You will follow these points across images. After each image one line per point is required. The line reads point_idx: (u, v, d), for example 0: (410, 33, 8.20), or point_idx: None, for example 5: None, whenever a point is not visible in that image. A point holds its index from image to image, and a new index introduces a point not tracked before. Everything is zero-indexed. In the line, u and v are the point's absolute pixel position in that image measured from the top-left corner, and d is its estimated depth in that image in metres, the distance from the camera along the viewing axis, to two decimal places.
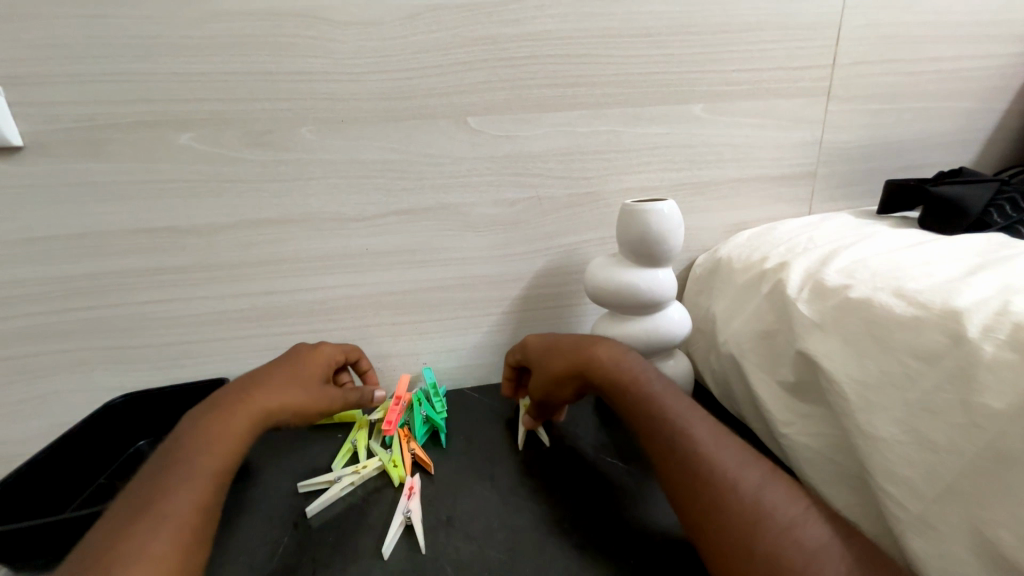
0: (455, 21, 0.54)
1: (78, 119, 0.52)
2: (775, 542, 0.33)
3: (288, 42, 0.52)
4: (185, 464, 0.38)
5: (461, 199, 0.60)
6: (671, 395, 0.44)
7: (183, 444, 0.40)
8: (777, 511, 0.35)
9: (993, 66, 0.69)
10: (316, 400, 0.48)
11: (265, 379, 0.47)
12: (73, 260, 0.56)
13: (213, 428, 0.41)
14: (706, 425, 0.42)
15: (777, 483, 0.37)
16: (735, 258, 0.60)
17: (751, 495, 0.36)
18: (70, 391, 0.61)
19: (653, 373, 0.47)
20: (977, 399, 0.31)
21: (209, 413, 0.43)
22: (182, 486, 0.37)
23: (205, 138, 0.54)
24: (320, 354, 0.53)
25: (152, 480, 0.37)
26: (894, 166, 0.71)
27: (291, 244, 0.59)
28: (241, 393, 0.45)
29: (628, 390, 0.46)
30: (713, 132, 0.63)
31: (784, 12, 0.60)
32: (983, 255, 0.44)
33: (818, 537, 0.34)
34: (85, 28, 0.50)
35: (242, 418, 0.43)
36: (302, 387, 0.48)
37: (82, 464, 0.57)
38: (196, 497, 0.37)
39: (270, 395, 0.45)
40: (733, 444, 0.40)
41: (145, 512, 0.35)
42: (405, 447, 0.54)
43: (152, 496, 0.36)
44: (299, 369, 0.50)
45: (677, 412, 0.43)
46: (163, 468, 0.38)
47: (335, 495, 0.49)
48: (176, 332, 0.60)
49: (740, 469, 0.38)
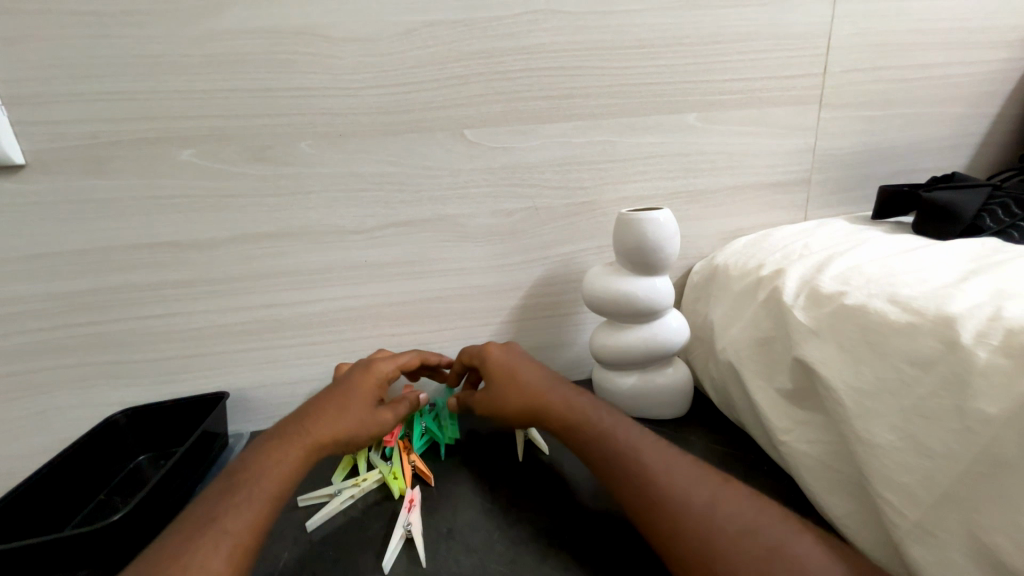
0: (452, 36, 0.55)
1: (81, 137, 0.52)
2: (734, 558, 0.33)
3: (286, 59, 0.53)
4: (245, 484, 0.39)
5: (459, 209, 0.61)
6: (617, 421, 0.46)
7: (244, 468, 0.41)
8: (729, 520, 0.36)
9: (982, 71, 0.70)
10: (371, 424, 0.47)
11: (319, 407, 0.46)
12: (74, 277, 0.56)
13: (272, 455, 0.42)
14: (656, 445, 0.43)
15: (727, 491, 0.38)
16: (731, 265, 0.61)
17: (699, 509, 0.37)
18: (71, 406, 0.61)
19: (598, 403, 0.48)
20: (971, 404, 0.32)
21: (270, 441, 0.43)
22: (243, 504, 0.38)
23: (206, 154, 0.54)
24: (372, 372, 0.50)
25: (213, 500, 0.38)
26: (887, 171, 0.71)
27: (291, 256, 0.59)
28: (299, 423, 0.45)
29: (580, 420, 0.46)
30: (707, 141, 0.64)
31: (774, 22, 0.61)
32: (976, 260, 0.44)
33: (769, 541, 0.34)
34: (88, 48, 0.50)
35: (300, 447, 0.43)
36: (356, 411, 0.47)
37: (82, 481, 0.56)
38: (251, 520, 0.37)
39: (324, 425, 0.44)
40: (683, 462, 0.41)
41: (204, 530, 0.36)
42: (405, 459, 0.54)
43: (210, 516, 0.37)
44: (353, 392, 0.48)
45: (625, 437, 0.44)
46: (226, 487, 0.39)
47: (335, 509, 0.49)
48: (177, 346, 0.60)
49: (690, 484, 0.39)
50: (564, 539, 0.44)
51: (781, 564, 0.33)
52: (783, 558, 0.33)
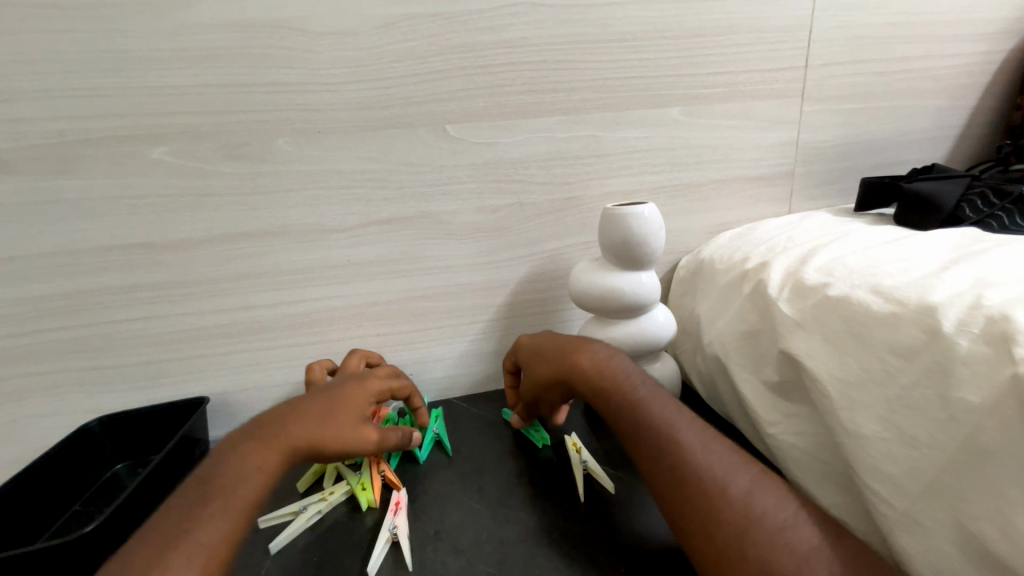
0: (432, 29, 0.54)
1: (46, 135, 0.50)
2: (768, 547, 0.33)
3: (261, 54, 0.52)
4: (221, 492, 0.38)
5: (443, 206, 0.60)
6: (657, 400, 0.44)
7: (219, 473, 0.39)
8: (768, 513, 0.35)
9: (960, 64, 0.71)
10: (354, 440, 0.45)
11: (304, 408, 0.45)
12: (42, 281, 0.54)
13: (249, 457, 0.40)
14: (691, 425, 0.42)
15: (766, 484, 0.37)
16: (717, 258, 0.61)
17: (738, 495, 0.36)
18: (44, 415, 0.59)
19: (632, 373, 0.47)
20: (954, 393, 0.32)
21: (248, 440, 0.42)
22: (218, 515, 0.36)
23: (179, 151, 0.53)
24: (363, 389, 0.49)
25: (185, 512, 0.36)
26: (869, 164, 0.72)
27: (271, 257, 0.58)
28: (281, 423, 0.43)
29: (609, 396, 0.45)
30: (692, 135, 0.64)
31: (756, 15, 0.61)
32: (958, 249, 0.44)
33: (808, 538, 0.34)
34: (50, 42, 0.48)
35: (277, 452, 0.41)
36: (342, 421, 0.45)
37: (57, 492, 0.55)
38: (227, 529, 0.36)
39: (306, 430, 0.43)
40: (721, 447, 0.40)
41: (177, 546, 0.34)
42: (375, 469, 0.52)
43: (183, 526, 0.35)
44: (343, 403, 0.47)
45: (661, 416, 0.42)
46: (198, 497, 0.37)
47: (301, 527, 0.47)
48: (154, 351, 0.59)
49: (729, 469, 0.38)
50: (554, 538, 0.44)
51: (817, 563, 0.32)
52: (820, 555, 0.33)
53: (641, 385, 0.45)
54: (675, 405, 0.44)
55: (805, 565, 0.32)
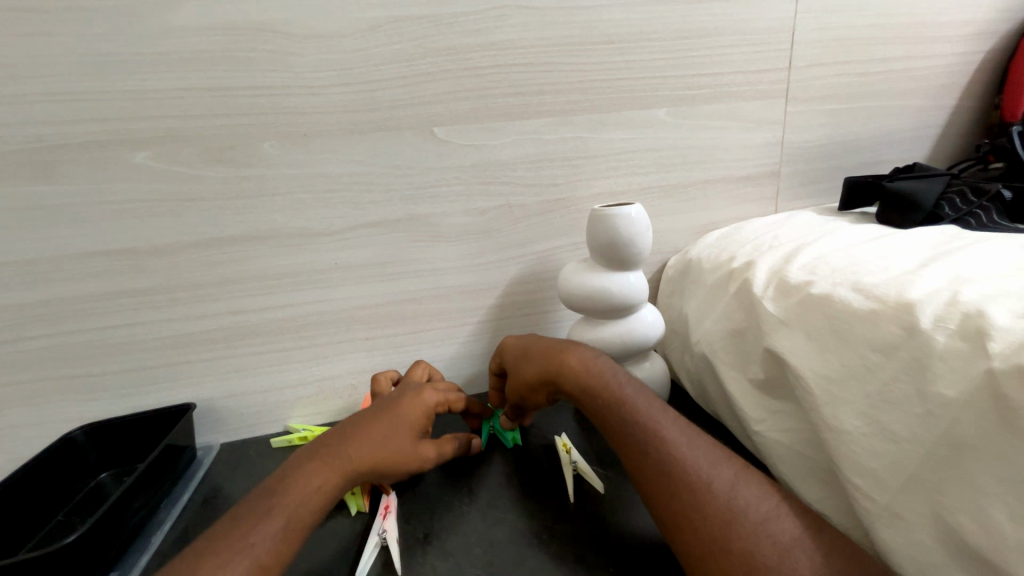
0: (417, 32, 0.54)
1: (27, 140, 0.50)
2: (751, 540, 0.34)
3: (245, 57, 0.52)
4: (284, 508, 0.37)
5: (431, 209, 0.60)
6: (644, 399, 0.44)
7: (282, 486, 0.39)
8: (751, 508, 0.35)
9: (940, 65, 0.72)
10: (412, 459, 0.45)
11: (365, 426, 0.44)
12: (24, 288, 0.53)
13: (314, 475, 0.40)
14: (677, 424, 0.42)
15: (749, 479, 0.38)
16: (704, 258, 0.61)
17: (724, 490, 0.36)
18: (27, 424, 0.58)
19: (619, 374, 0.47)
20: (932, 387, 0.32)
21: (310, 458, 0.41)
22: (278, 532, 0.36)
23: (163, 155, 0.52)
24: (422, 402, 0.49)
25: (245, 523, 0.36)
26: (853, 163, 0.73)
27: (257, 260, 0.57)
28: (343, 442, 0.43)
29: (597, 396, 0.45)
30: (678, 136, 0.64)
31: (739, 17, 0.62)
32: (937, 247, 0.45)
33: (790, 532, 0.34)
34: (30, 47, 0.48)
35: (338, 472, 0.41)
36: (401, 441, 0.45)
37: (40, 501, 0.54)
38: (281, 551, 0.35)
39: (367, 450, 0.43)
40: (704, 443, 0.40)
41: (234, 558, 0.33)
42: None
43: (246, 541, 0.35)
44: (401, 419, 0.46)
45: (649, 415, 0.43)
46: (255, 507, 0.37)
47: None
48: (140, 357, 0.58)
49: (714, 466, 0.38)
50: (543, 539, 0.44)
51: (798, 555, 0.33)
52: (803, 548, 0.33)
53: (629, 386, 0.46)
54: (659, 404, 0.44)
55: (788, 557, 0.33)
